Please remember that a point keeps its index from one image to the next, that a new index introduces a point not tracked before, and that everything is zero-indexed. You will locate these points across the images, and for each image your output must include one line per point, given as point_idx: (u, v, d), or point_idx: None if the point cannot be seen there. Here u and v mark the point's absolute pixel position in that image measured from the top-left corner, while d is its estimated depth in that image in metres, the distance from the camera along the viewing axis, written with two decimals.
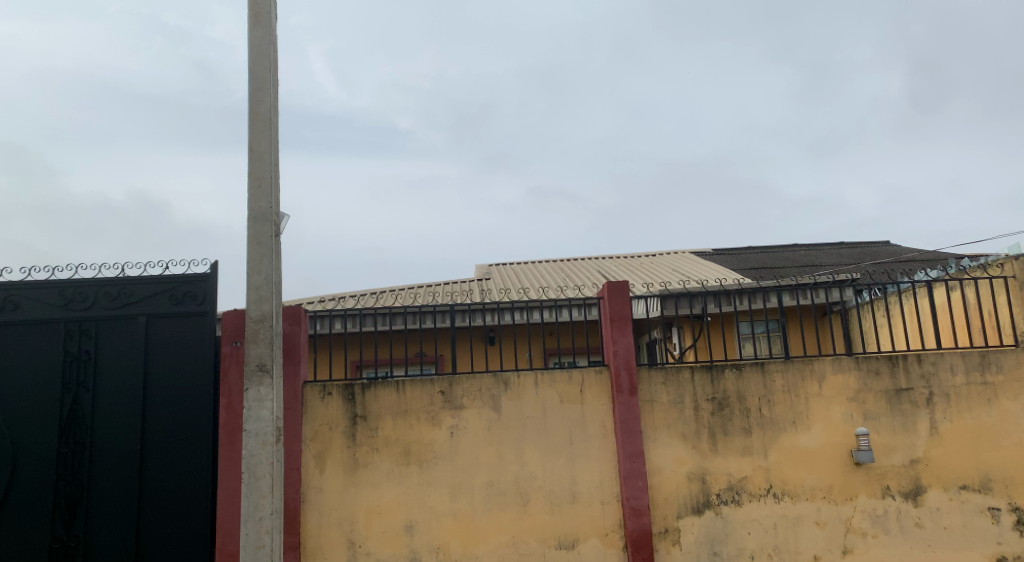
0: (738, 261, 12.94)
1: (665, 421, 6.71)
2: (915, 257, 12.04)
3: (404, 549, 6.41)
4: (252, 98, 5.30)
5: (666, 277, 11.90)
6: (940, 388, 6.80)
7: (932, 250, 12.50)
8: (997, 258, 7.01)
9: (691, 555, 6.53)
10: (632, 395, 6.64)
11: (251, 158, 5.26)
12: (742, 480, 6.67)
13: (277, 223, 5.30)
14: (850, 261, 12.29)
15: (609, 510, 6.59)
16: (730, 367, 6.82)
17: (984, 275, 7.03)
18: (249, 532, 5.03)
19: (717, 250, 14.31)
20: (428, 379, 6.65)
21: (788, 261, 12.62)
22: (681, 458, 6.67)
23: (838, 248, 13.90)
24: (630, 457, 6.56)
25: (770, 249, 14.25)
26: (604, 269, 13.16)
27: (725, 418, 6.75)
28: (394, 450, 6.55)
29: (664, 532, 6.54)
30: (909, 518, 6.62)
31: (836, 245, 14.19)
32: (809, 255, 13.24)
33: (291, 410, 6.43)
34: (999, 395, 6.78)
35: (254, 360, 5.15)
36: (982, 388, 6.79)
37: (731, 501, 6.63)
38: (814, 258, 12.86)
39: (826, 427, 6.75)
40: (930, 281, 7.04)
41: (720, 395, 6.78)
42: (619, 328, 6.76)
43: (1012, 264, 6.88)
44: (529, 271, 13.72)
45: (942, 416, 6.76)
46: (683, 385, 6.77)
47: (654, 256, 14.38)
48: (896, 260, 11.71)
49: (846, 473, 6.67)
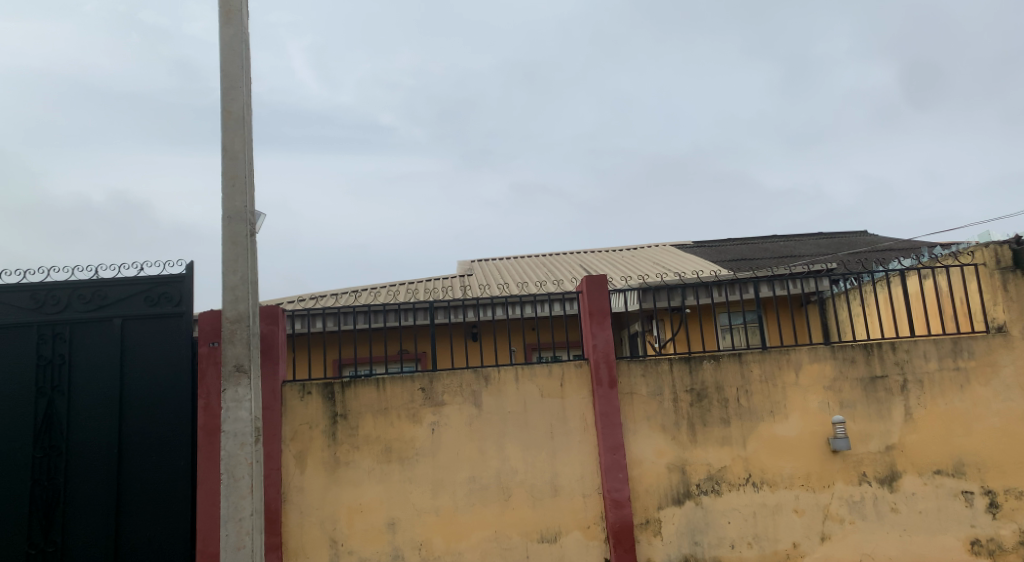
0: (717, 253, 13.02)
1: (644, 413, 6.76)
2: (891, 246, 12.19)
3: (387, 546, 6.41)
4: (224, 97, 5.26)
5: (646, 270, 11.95)
6: (914, 374, 6.91)
7: (908, 240, 12.65)
8: (968, 246, 7.11)
9: (672, 545, 6.59)
10: (611, 388, 6.68)
11: (224, 158, 5.22)
12: (721, 470, 6.74)
13: (252, 222, 5.26)
14: (827, 251, 12.42)
15: (591, 502, 6.63)
16: (708, 358, 6.88)
17: (955, 263, 7.15)
18: (230, 533, 5.00)
19: (697, 242, 14.39)
20: (408, 376, 6.65)
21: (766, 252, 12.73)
22: (661, 449, 6.72)
23: (817, 238, 14.02)
24: (611, 449, 6.60)
25: (749, 240, 14.36)
26: (585, 263, 13.19)
27: (703, 409, 6.81)
28: (375, 448, 6.54)
29: (645, 523, 6.60)
30: (886, 504, 6.73)
31: (814, 235, 14.32)
32: (788, 246, 13.36)
33: (270, 410, 6.40)
34: (971, 380, 6.88)
35: (231, 360, 5.12)
36: (955, 374, 6.89)
37: (711, 490, 6.70)
38: (792, 248, 12.98)
39: (803, 416, 6.83)
40: (904, 269, 7.14)
41: (699, 386, 6.84)
42: (598, 322, 6.80)
43: (983, 252, 6.98)
44: (511, 266, 13.74)
45: (917, 402, 6.87)
46: (661, 376, 6.82)
47: (635, 249, 14.43)
48: (872, 250, 11.85)
49: (823, 461, 6.76)
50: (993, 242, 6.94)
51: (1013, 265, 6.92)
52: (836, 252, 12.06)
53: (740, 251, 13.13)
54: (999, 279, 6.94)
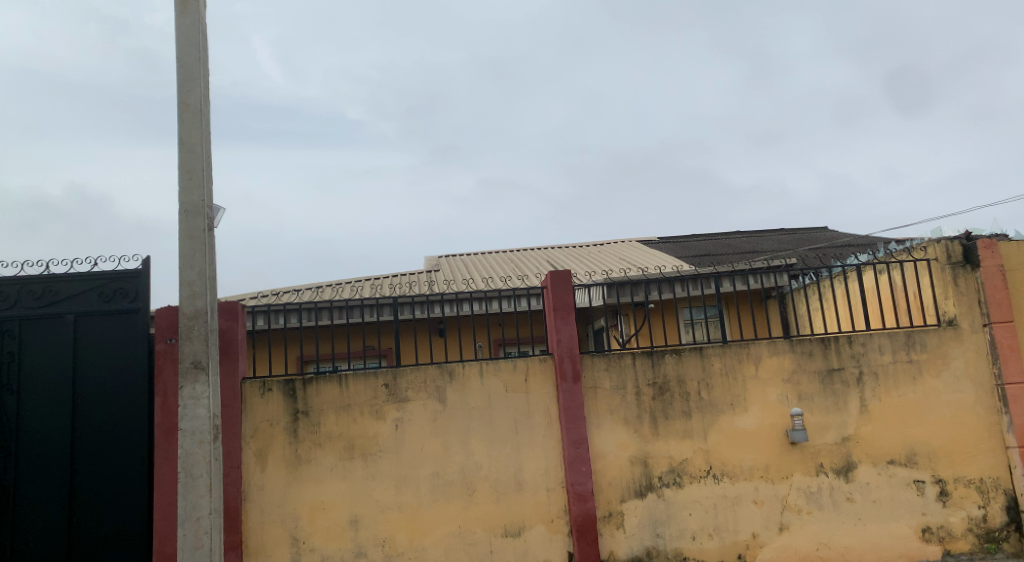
0: (682, 249, 13.15)
1: (608, 407, 6.81)
2: (849, 242, 12.42)
3: (350, 544, 6.37)
4: (180, 88, 5.16)
5: (611, 266, 12.03)
6: (869, 366, 7.06)
7: (866, 236, 12.90)
8: (921, 242, 7.28)
9: (634, 538, 6.65)
10: (575, 383, 6.72)
11: (181, 150, 5.13)
12: (683, 462, 6.82)
13: (210, 216, 5.17)
14: (788, 247, 12.62)
15: (555, 496, 6.66)
16: (670, 352, 6.96)
17: (908, 258, 7.32)
18: (187, 533, 4.93)
19: (662, 238, 14.51)
20: (371, 372, 6.60)
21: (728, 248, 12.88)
22: (624, 442, 6.78)
23: (778, 234, 14.22)
24: (575, 443, 6.64)
25: (712, 236, 14.52)
26: (552, 259, 13.23)
27: (665, 402, 6.88)
28: (338, 445, 6.49)
29: (609, 516, 6.65)
30: (841, 494, 6.87)
31: (776, 232, 14.53)
32: (750, 242, 13.53)
33: (230, 408, 6.32)
34: (923, 372, 7.05)
35: (189, 357, 5.04)
36: (908, 366, 7.06)
37: (673, 483, 6.78)
38: (754, 244, 13.15)
39: (762, 408, 6.94)
40: (860, 264, 7.29)
41: (661, 380, 6.91)
42: (562, 317, 6.82)
43: (935, 247, 7.16)
44: (477, 262, 13.73)
45: (872, 394, 7.02)
46: (625, 370, 6.88)
47: (601, 245, 14.50)
48: (831, 245, 12.06)
49: (781, 452, 6.88)
50: (944, 237, 7.12)
51: (964, 260, 7.11)
52: (796, 248, 12.26)
53: (703, 247, 13.26)
54: (950, 273, 7.11)
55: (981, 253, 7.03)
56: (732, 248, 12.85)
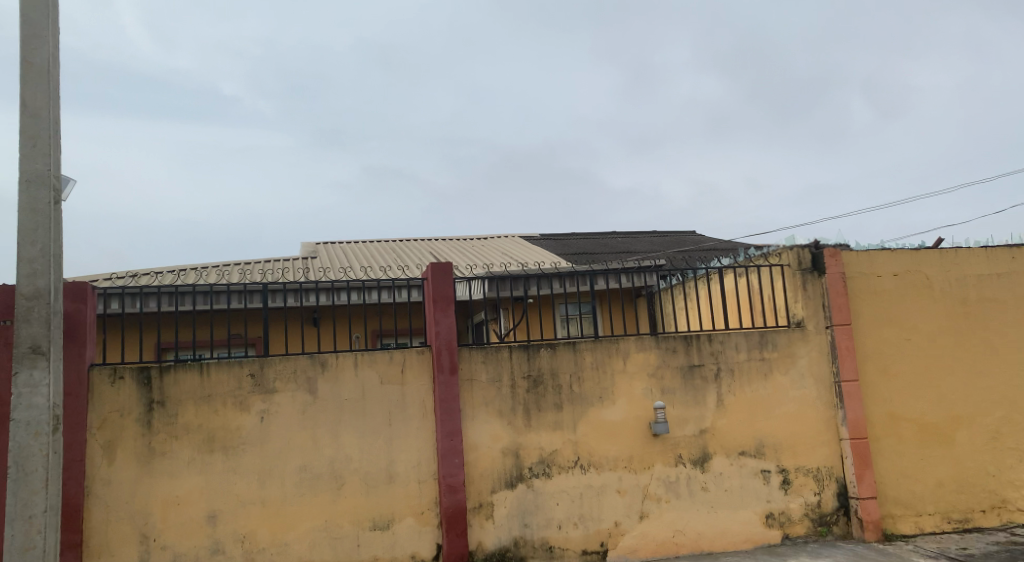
0: (561, 247, 13.40)
1: (482, 400, 6.85)
2: (715, 246, 13.07)
3: (206, 540, 6.10)
4: (24, 47, 4.76)
5: (492, 260, 12.10)
6: (727, 363, 7.44)
7: (732, 242, 13.60)
8: (776, 249, 7.69)
9: (502, 528, 6.73)
10: (451, 375, 6.71)
11: (24, 115, 4.73)
12: (552, 453, 6.96)
13: (56, 188, 4.81)
14: (659, 248, 13.13)
15: (425, 489, 6.63)
16: (545, 346, 7.07)
17: (764, 263, 7.73)
18: (16, 533, 4.56)
19: (544, 235, 14.74)
20: (236, 362, 6.34)
21: (605, 247, 13.25)
22: (496, 434, 6.84)
23: (652, 237, 14.77)
24: (448, 435, 6.63)
25: (591, 235, 14.90)
26: (434, 251, 13.17)
27: (538, 395, 7.00)
28: (196, 437, 6.20)
29: (478, 507, 6.70)
30: (697, 483, 7.22)
31: (651, 234, 15.08)
32: (625, 242, 13.98)
33: (74, 396, 5.92)
34: (773, 369, 7.49)
35: (26, 340, 4.67)
36: (760, 363, 7.49)
37: (542, 474, 6.90)
38: (629, 245, 13.60)
39: (629, 402, 7.18)
40: (721, 267, 7.64)
41: (535, 372, 7.02)
42: (441, 309, 6.79)
43: (788, 253, 7.57)
44: (357, 250, 13.48)
45: (727, 389, 7.41)
46: (501, 362, 6.94)
47: (483, 239, 14.57)
48: (698, 249, 12.64)
49: (643, 444, 7.15)
50: (796, 245, 7.55)
51: (813, 266, 7.54)
52: (666, 250, 12.77)
53: (582, 245, 13.58)
54: (800, 278, 7.54)
55: (827, 260, 7.46)
56: (608, 248, 13.23)
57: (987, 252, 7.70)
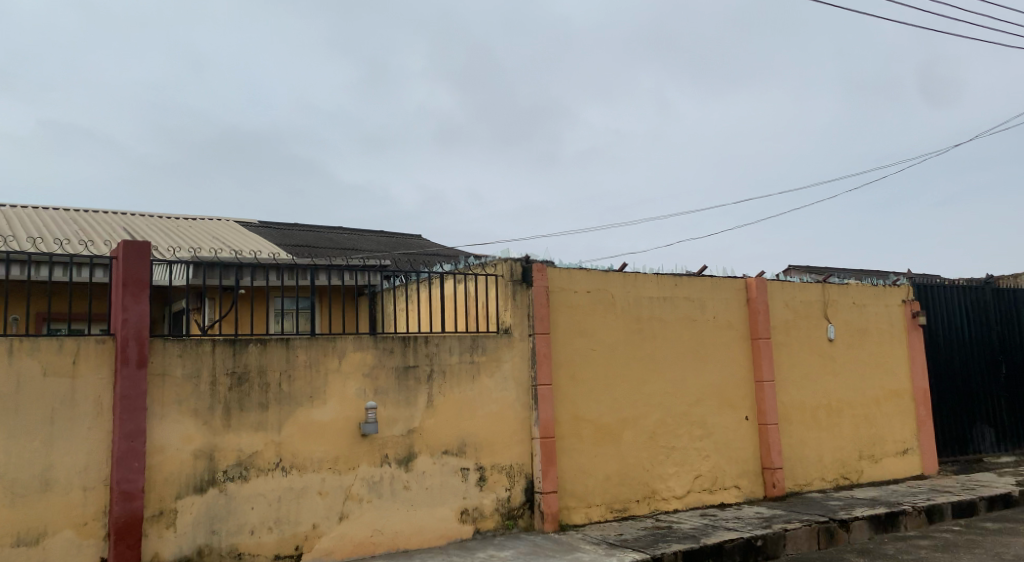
0: (281, 236, 12.86)
1: (175, 397, 6.35)
2: (437, 252, 13.50)
3: None
4: None
5: (204, 244, 11.22)
6: (439, 364, 7.77)
7: (453, 249, 14.15)
8: (492, 261, 8.25)
9: (183, 538, 6.27)
10: (138, 369, 6.11)
11: None
12: (252, 455, 6.66)
13: None
14: (383, 249, 13.22)
15: (92, 497, 5.94)
16: (255, 342, 6.77)
17: (481, 272, 8.25)
18: None
19: (262, 221, 14.03)
20: None
21: (327, 242, 13.00)
22: (188, 435, 6.38)
23: (377, 235, 14.80)
24: (127, 436, 6.05)
25: (314, 227, 14.50)
26: (130, 226, 11.87)
27: (243, 393, 6.67)
28: None
29: (158, 515, 6.18)
30: (399, 482, 7.40)
31: (376, 233, 15.11)
32: (349, 238, 13.84)
33: None
34: (480, 373, 7.95)
35: None
36: (469, 366, 7.91)
37: (238, 477, 6.57)
38: (353, 242, 13.49)
39: (339, 402, 7.15)
40: (442, 273, 7.97)
41: (241, 370, 6.68)
42: (132, 294, 6.17)
43: (502, 265, 8.16)
44: (29, 216, 11.67)
45: (438, 390, 7.72)
46: (201, 358, 6.50)
47: (192, 219, 13.45)
48: (422, 252, 12.95)
49: (351, 444, 7.16)
50: (510, 258, 8.13)
51: (522, 279, 8.20)
52: (390, 251, 12.90)
53: (303, 237, 13.17)
54: (511, 289, 8.15)
55: (534, 274, 8.18)
56: (332, 243, 12.99)
57: (658, 277, 8.99)
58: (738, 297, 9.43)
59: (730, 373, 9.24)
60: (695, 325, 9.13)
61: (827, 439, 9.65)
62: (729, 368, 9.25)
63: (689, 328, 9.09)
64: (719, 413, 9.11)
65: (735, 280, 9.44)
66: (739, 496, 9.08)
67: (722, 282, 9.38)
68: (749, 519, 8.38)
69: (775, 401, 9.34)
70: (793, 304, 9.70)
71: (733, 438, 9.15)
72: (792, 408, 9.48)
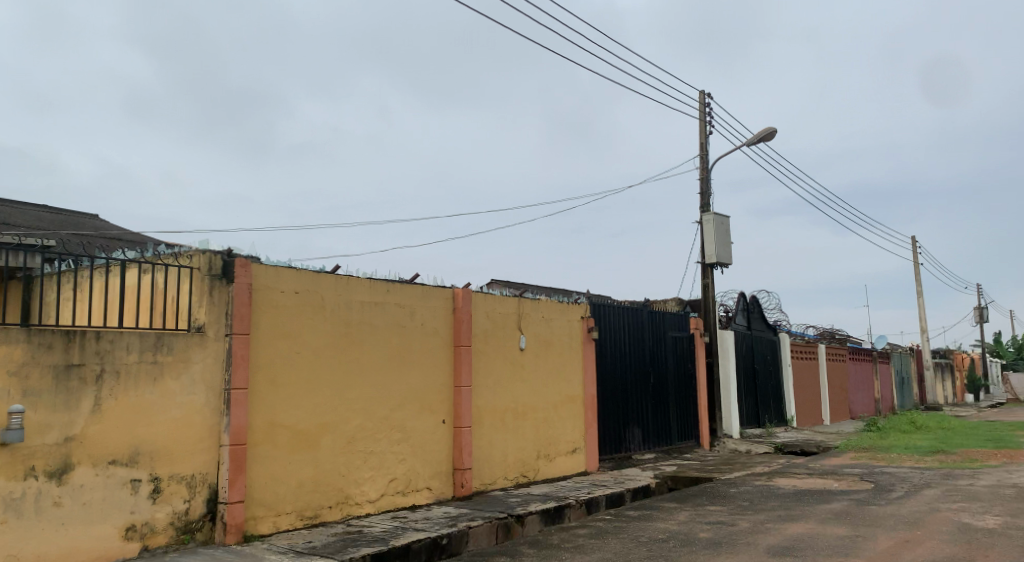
0: None
1: None
2: (118, 236, 11.97)
3: None
4: None
5: None
6: (112, 365, 6.73)
7: (138, 234, 12.64)
8: (187, 250, 7.48)
9: None
10: None
11: None
12: None
13: None
14: (49, 229, 11.39)
15: None
16: None
17: (173, 262, 7.42)
18: None
19: None
20: None
21: None
22: None
23: (41, 210, 12.71)
24: None
25: None
26: None
27: None
28: None
29: None
30: (48, 498, 6.28)
31: (39, 207, 12.96)
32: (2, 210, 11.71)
33: None
34: (164, 374, 7.05)
35: None
36: (151, 367, 6.97)
37: None
38: (8, 215, 11.44)
39: None
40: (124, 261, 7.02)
41: None
42: None
43: (199, 257, 7.44)
44: None
45: (107, 393, 6.69)
46: None
47: None
48: (99, 235, 11.40)
49: None
50: (209, 250, 7.44)
51: (222, 274, 7.56)
52: (58, 232, 11.16)
53: None
54: (208, 283, 7.45)
55: (237, 270, 7.57)
56: None
57: (369, 282, 8.86)
58: (445, 306, 9.66)
59: (431, 378, 9.42)
60: (403, 331, 9.15)
61: (511, 440, 10.26)
62: (431, 373, 9.43)
63: (397, 335, 9.07)
64: (418, 417, 9.23)
65: (444, 289, 9.66)
66: (429, 497, 9.27)
67: (431, 290, 9.54)
68: (437, 519, 8.45)
69: (470, 406, 9.72)
70: (493, 314, 10.18)
71: (428, 441, 9.33)
72: (485, 411, 9.96)
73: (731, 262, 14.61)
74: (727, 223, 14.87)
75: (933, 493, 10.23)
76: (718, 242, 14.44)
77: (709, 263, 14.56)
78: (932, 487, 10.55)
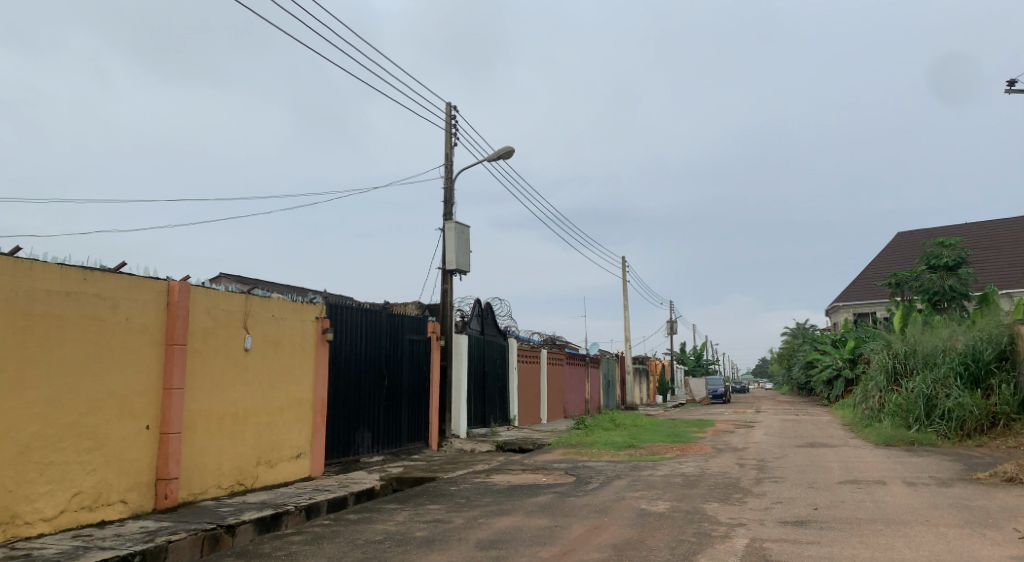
0: None
1: None
2: None
3: None
4: None
5: None
6: None
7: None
8: None
9: None
10: None
11: None
12: None
13: None
14: None
15: None
16: None
17: None
18: None
19: None
20: None
21: None
22: None
23: None
24: None
25: None
26: None
27: None
28: None
29: None
30: None
31: None
32: None
33: None
34: None
35: None
36: None
37: None
38: None
39: None
40: None
41: None
42: None
43: None
44: None
45: None
46: None
47: None
48: None
49: None
50: None
51: None
52: None
53: None
54: None
55: None
56: None
57: (58, 268, 7.44)
58: (157, 300, 8.42)
59: (134, 379, 8.13)
60: (100, 325, 7.80)
61: (227, 446, 9.23)
62: (134, 374, 8.14)
63: (92, 330, 7.71)
64: (114, 422, 7.92)
65: (156, 281, 8.43)
66: (123, 512, 7.98)
67: (140, 281, 8.27)
68: (130, 535, 7.43)
69: (182, 410, 8.56)
70: (215, 311, 9.10)
71: (126, 450, 8.05)
72: (199, 416, 8.85)
73: (469, 269, 15.37)
74: (467, 232, 15.62)
75: (622, 483, 11.68)
76: (458, 250, 15.11)
77: (447, 268, 15.13)
78: (622, 478, 12.03)
